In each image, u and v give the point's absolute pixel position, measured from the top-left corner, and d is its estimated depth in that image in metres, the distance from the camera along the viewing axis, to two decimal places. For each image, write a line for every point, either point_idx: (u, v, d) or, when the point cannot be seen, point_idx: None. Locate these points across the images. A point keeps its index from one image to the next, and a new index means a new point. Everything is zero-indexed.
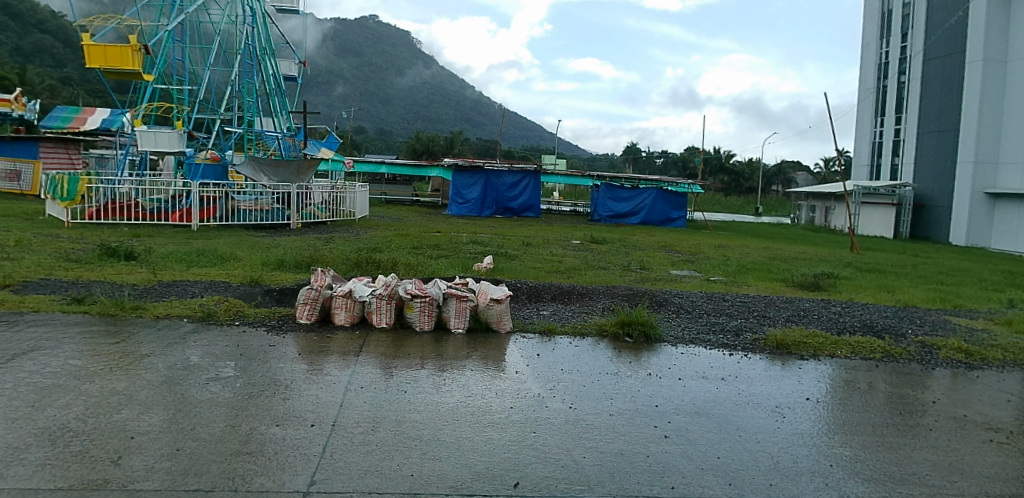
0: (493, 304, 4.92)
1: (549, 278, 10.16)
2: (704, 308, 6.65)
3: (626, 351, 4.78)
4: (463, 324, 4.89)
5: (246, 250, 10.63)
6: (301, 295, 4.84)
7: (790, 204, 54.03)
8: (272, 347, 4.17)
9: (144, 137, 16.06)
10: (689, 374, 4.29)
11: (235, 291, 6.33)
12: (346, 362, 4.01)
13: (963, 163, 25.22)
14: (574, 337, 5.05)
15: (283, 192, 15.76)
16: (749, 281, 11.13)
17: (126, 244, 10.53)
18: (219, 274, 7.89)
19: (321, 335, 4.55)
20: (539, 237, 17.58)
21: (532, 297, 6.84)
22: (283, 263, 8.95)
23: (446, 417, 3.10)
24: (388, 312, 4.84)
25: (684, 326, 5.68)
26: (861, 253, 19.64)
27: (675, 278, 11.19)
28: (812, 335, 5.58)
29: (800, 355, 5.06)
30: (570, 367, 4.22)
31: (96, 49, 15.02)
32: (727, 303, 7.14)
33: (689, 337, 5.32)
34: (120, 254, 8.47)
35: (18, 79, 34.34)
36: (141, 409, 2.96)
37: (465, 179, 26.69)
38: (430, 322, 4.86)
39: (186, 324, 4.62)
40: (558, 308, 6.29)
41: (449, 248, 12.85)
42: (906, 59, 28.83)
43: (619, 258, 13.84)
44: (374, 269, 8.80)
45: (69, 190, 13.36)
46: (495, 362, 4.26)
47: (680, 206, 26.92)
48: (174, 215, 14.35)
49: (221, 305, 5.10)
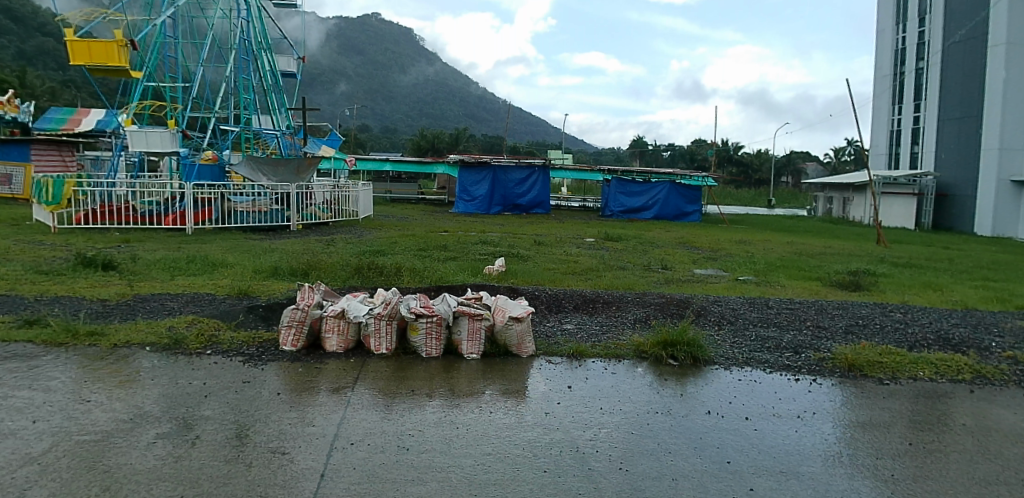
0: (512, 324, 4.15)
1: (566, 281, 9.35)
2: (748, 318, 5.85)
3: (673, 377, 4.01)
4: (480, 349, 4.14)
5: (240, 256, 9.91)
6: (285, 318, 4.04)
7: (804, 195, 52.86)
8: (245, 386, 3.39)
9: (134, 136, 15.29)
10: (757, 411, 3.48)
11: (216, 307, 5.56)
12: (336, 404, 3.23)
13: (987, 151, 24.32)
14: (608, 361, 4.26)
15: (283, 192, 15.09)
16: (782, 281, 10.34)
17: (109, 252, 9.80)
18: (205, 285, 7.14)
19: (308, 367, 3.78)
20: (551, 235, 16.80)
21: (552, 307, 6.07)
22: (277, 270, 8.23)
23: (462, 491, 2.33)
24: (389, 336, 4.08)
25: (733, 344, 4.87)
26: (887, 246, 18.80)
27: (702, 279, 10.38)
28: (886, 352, 4.75)
29: (877, 379, 4.25)
30: (612, 403, 3.42)
31: (80, 45, 14.33)
32: (772, 311, 6.33)
33: (744, 357, 4.54)
34: (97, 264, 7.75)
35: (20, 82, 33.86)
36: (50, 490, 2.17)
37: (471, 175, 25.92)
38: (440, 347, 4.11)
39: (147, 355, 3.84)
40: (585, 322, 5.52)
41: (457, 249, 12.11)
42: (924, 44, 27.71)
43: (638, 257, 13.03)
44: (378, 277, 8.04)
45: (55, 193, 12.72)
46: (518, 396, 3.50)
47: (694, 199, 25.99)
48: (167, 218, 13.64)
49: (195, 329, 4.32)
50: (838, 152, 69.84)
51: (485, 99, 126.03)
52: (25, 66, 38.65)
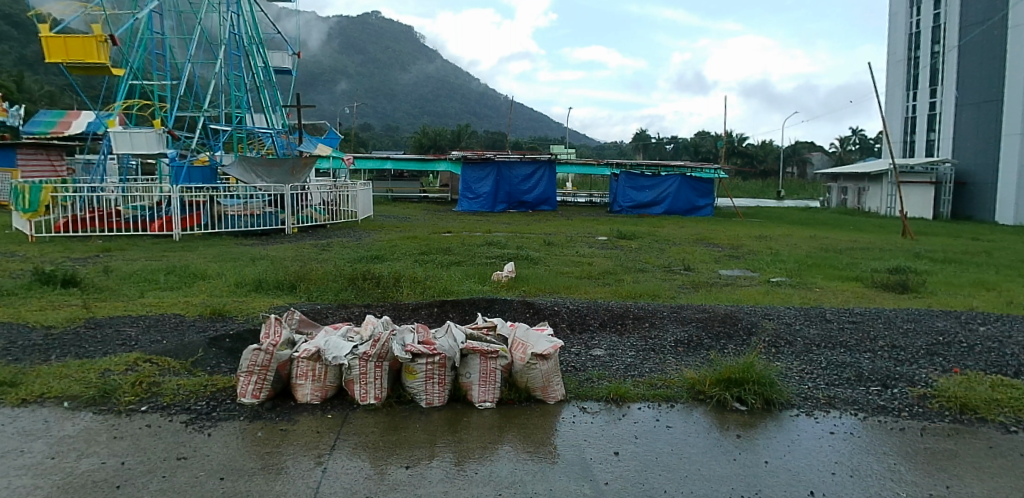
0: (535, 363, 3.24)
1: (583, 288, 8.42)
2: (808, 338, 4.96)
3: (746, 430, 3.11)
4: (496, 395, 3.24)
5: (225, 265, 9.03)
6: (243, 363, 3.11)
7: (815, 185, 51.73)
8: (179, 468, 2.46)
9: (119, 138, 14.39)
10: (878, 491, 2.53)
11: (180, 337, 4.68)
12: (300, 494, 2.30)
13: (1008, 136, 23.20)
14: (657, 403, 3.38)
15: (276, 194, 14.21)
16: (818, 282, 9.43)
17: (79, 263, 8.90)
18: (177, 303, 6.22)
19: (270, 429, 2.85)
20: (561, 234, 15.88)
21: (575, 326, 5.20)
22: (261, 284, 7.34)
23: None
24: (378, 381, 3.18)
25: (805, 376, 3.97)
26: (913, 238, 17.79)
27: (731, 281, 9.45)
28: (999, 386, 3.79)
29: (1002, 425, 3.31)
30: (678, 484, 2.50)
31: (56, 41, 13.36)
32: (834, 325, 5.40)
33: (826, 396, 3.63)
34: (57, 280, 6.87)
35: (17, 87, 33.15)
36: None
37: (474, 172, 24.99)
38: (446, 394, 3.22)
39: (60, 416, 2.94)
40: (616, 346, 4.64)
41: (463, 253, 11.22)
42: (939, 28, 26.61)
43: (656, 257, 12.11)
44: (374, 289, 7.10)
45: (32, 199, 11.81)
46: (552, 469, 2.58)
47: (706, 193, 25.07)
48: (154, 224, 12.74)
49: (133, 374, 3.42)
50: (843, 141, 68.85)
51: (487, 96, 124.84)
52: (22, 71, 37.99)
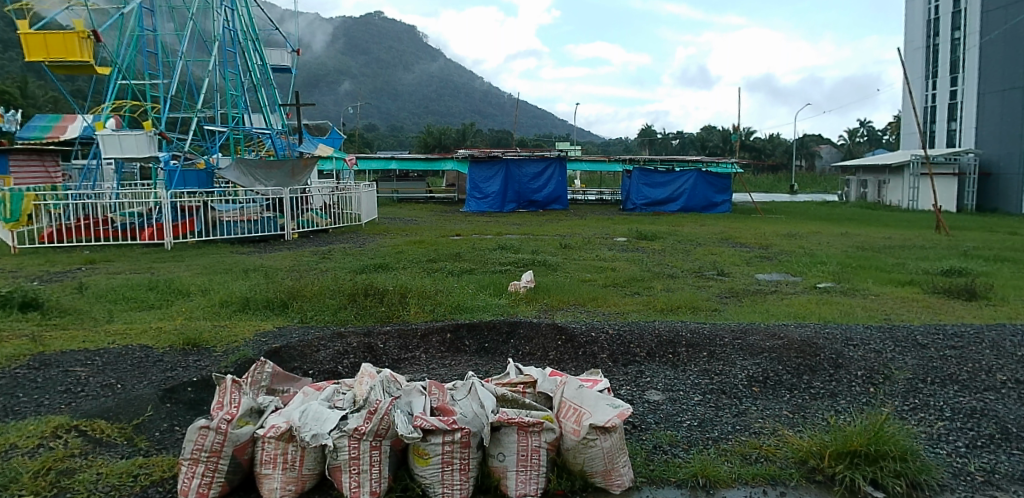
0: (596, 438, 2.32)
1: (611, 299, 7.46)
2: (910, 371, 4.02)
3: None
4: (540, 486, 2.32)
5: (213, 279, 8.16)
6: (185, 448, 2.20)
7: (830, 179, 50.42)
8: None
9: (107, 141, 13.44)
10: None
11: (134, 382, 3.77)
12: None
13: None
14: (760, 491, 2.45)
15: (274, 198, 13.27)
16: (871, 288, 8.45)
17: (50, 280, 8.04)
18: (149, 330, 5.33)
19: None
20: (577, 235, 14.96)
21: (618, 357, 4.28)
22: (249, 303, 6.43)
23: None
24: (375, 470, 2.26)
25: (934, 438, 3.04)
26: (949, 234, 16.70)
27: (773, 289, 8.47)
28: None
29: None
30: None
31: (36, 38, 12.52)
32: (933, 353, 4.42)
33: (981, 472, 2.69)
34: (15, 303, 6.00)
35: (19, 93, 32.54)
36: None
37: (482, 170, 24.09)
38: (470, 486, 2.31)
39: None
40: (676, 386, 3.72)
41: (473, 259, 10.32)
42: (960, 13, 25.42)
43: (682, 260, 11.17)
44: (378, 307, 6.18)
45: (13, 208, 10.91)
46: None
47: (724, 189, 23.99)
48: (145, 233, 11.87)
49: (42, 457, 2.52)
50: (853, 133, 67.58)
51: (490, 94, 123.90)
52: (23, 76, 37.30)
